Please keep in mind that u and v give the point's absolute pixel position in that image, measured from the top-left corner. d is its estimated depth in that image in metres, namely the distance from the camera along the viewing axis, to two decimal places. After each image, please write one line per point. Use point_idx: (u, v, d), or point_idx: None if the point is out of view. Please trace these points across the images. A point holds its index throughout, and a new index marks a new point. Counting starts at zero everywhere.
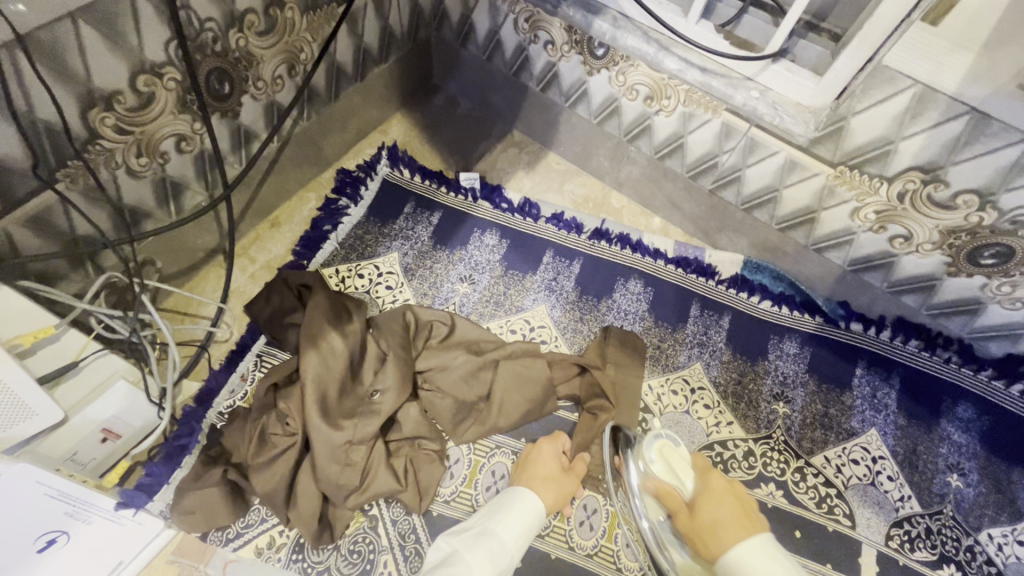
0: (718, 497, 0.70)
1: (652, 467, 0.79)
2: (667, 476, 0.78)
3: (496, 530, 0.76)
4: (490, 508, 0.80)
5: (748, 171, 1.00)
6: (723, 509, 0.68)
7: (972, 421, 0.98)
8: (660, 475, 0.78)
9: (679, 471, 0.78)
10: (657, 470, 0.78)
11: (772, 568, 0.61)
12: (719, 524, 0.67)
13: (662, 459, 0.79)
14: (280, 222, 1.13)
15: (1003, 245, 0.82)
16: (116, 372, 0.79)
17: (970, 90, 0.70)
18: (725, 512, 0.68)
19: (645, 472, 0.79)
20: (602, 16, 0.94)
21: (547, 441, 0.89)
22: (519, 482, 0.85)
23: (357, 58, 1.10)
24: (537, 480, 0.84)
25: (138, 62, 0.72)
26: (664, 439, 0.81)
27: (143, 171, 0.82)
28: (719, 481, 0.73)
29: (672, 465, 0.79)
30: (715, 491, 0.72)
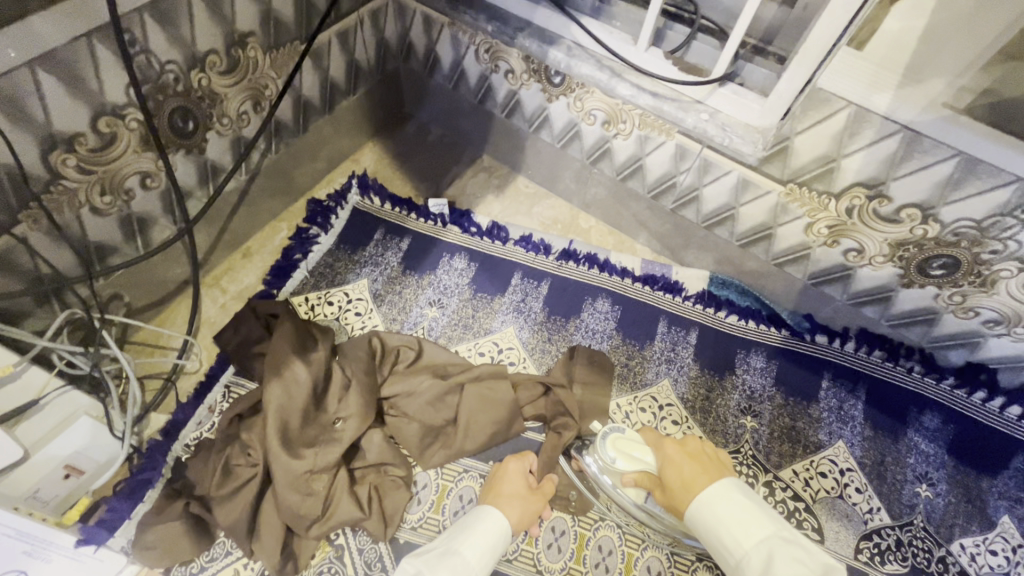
0: (676, 463, 0.76)
1: (616, 465, 0.82)
2: (635, 466, 0.82)
3: (458, 551, 0.75)
4: (454, 530, 0.79)
5: (705, 191, 1.03)
6: (684, 472, 0.75)
7: (939, 430, 0.99)
8: (625, 462, 0.82)
9: (639, 454, 0.82)
10: (624, 465, 0.82)
11: (733, 512, 0.69)
12: (687, 487, 0.73)
13: (619, 454, 0.83)
14: (251, 252, 1.14)
15: (950, 256, 0.85)
16: (80, 408, 0.80)
17: (901, 108, 0.73)
18: (687, 473, 0.75)
19: (611, 469, 0.83)
20: (558, 45, 0.98)
21: (513, 460, 0.90)
22: (486, 501, 0.85)
23: (324, 91, 1.13)
24: (503, 498, 0.84)
25: (99, 105, 0.75)
26: (613, 435, 0.84)
27: (107, 209, 0.84)
28: (671, 448, 0.78)
29: (630, 453, 0.82)
30: (671, 457, 0.77)
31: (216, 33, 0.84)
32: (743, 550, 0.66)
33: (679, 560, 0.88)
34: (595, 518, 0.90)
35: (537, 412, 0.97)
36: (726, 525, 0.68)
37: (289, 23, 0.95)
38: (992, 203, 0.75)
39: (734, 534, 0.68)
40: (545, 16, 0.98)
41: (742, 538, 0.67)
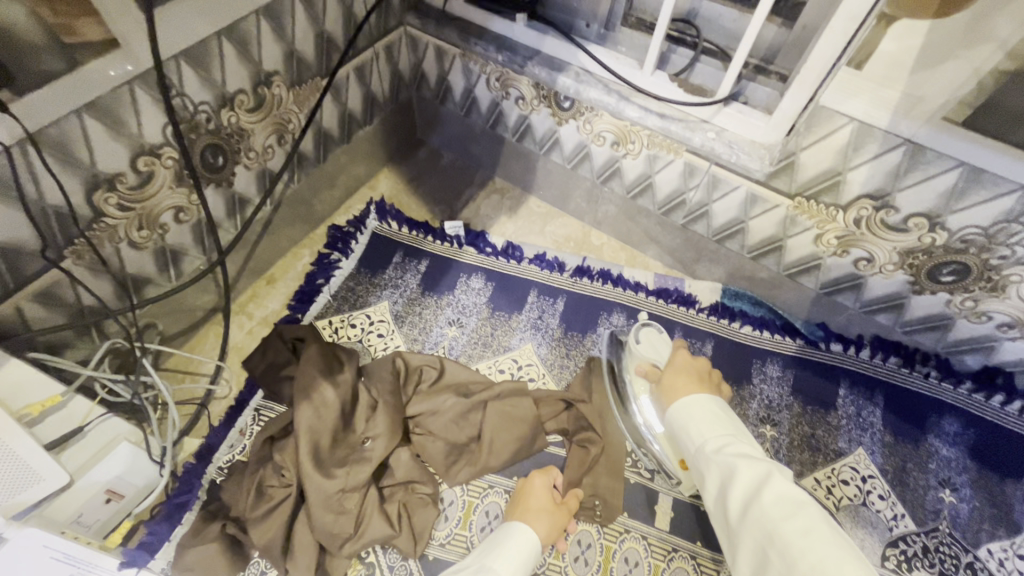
0: (678, 368, 0.82)
1: (638, 349, 0.92)
2: (648, 355, 0.91)
3: (494, 567, 0.76)
4: (486, 545, 0.81)
5: (715, 206, 1.05)
6: (679, 378, 0.80)
7: (959, 435, 1.00)
8: (644, 353, 0.91)
9: (660, 350, 0.91)
10: (641, 350, 0.92)
11: (707, 417, 0.74)
12: (680, 386, 0.79)
13: (646, 342, 0.92)
14: (275, 279, 1.18)
15: (960, 262, 0.86)
16: (120, 434, 0.84)
17: (902, 123, 0.75)
18: (681, 381, 0.80)
19: (633, 356, 0.94)
20: (566, 72, 1.02)
21: (538, 475, 0.91)
22: (514, 516, 0.86)
23: (343, 122, 1.18)
24: (530, 512, 0.86)
25: (138, 145, 0.79)
26: (648, 327, 0.94)
27: (143, 243, 0.88)
28: (680, 356, 0.84)
29: (654, 346, 0.92)
30: (676, 362, 0.83)
31: (244, 73, 0.89)
32: (702, 440, 0.72)
33: (705, 570, 0.89)
34: (620, 530, 0.91)
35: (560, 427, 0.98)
36: (695, 422, 0.73)
37: (310, 61, 1.00)
38: (997, 211, 0.77)
39: (698, 428, 0.73)
40: (553, 44, 1.03)
41: (706, 432, 0.72)
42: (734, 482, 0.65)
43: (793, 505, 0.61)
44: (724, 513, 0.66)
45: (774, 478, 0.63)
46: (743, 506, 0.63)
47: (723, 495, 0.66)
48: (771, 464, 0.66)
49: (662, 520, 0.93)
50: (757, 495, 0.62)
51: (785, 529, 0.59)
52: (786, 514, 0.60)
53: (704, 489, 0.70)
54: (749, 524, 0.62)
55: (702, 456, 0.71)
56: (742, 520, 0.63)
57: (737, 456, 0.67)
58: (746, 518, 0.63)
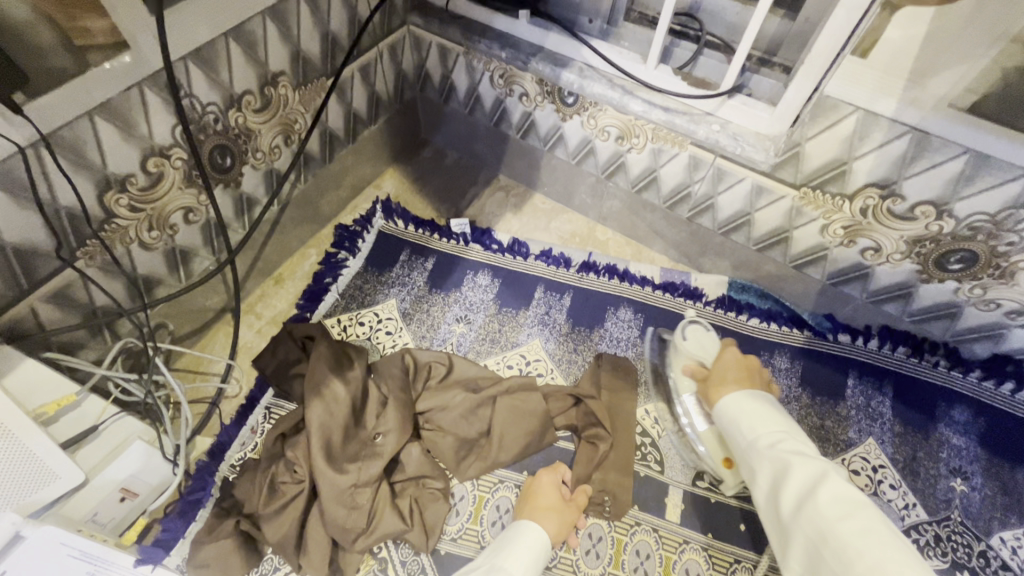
0: (728, 364, 0.88)
1: (685, 344, 0.99)
2: (698, 353, 0.97)
3: (505, 567, 0.77)
4: (496, 546, 0.82)
5: (720, 199, 1.06)
6: (728, 373, 0.87)
7: (969, 423, 1.00)
8: (693, 350, 0.98)
9: (707, 348, 0.97)
10: (688, 344, 0.98)
11: (756, 413, 0.78)
12: (727, 379, 0.86)
13: (693, 338, 0.99)
14: (283, 278, 1.19)
15: (967, 250, 0.86)
16: (133, 433, 0.83)
17: (908, 111, 0.75)
18: (727, 378, 0.86)
19: (679, 352, 1.01)
20: (569, 68, 1.03)
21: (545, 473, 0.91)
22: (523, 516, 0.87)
23: (348, 122, 1.19)
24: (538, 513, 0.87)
25: (148, 147, 0.80)
26: (693, 325, 1.01)
27: (154, 243, 0.89)
28: (729, 352, 0.90)
29: (701, 343, 0.98)
30: (724, 359, 0.90)
31: (251, 74, 0.90)
32: (755, 435, 0.76)
33: (716, 562, 0.89)
34: (631, 523, 0.92)
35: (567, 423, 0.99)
36: (745, 417, 0.78)
37: (315, 61, 1.01)
38: (1005, 197, 0.77)
39: (749, 423, 0.77)
40: (556, 40, 1.03)
41: (759, 427, 0.76)
42: (787, 479, 0.68)
43: (850, 506, 0.62)
44: (777, 509, 0.68)
45: (830, 477, 0.65)
46: (796, 503, 0.66)
47: (775, 490, 0.69)
48: (827, 464, 0.67)
49: (673, 513, 0.93)
50: (812, 493, 0.65)
51: (839, 527, 0.60)
52: (842, 513, 0.61)
53: (756, 484, 0.73)
54: (802, 521, 0.64)
55: (755, 451, 0.75)
56: (795, 516, 0.65)
57: (791, 453, 0.70)
58: (799, 514, 0.65)
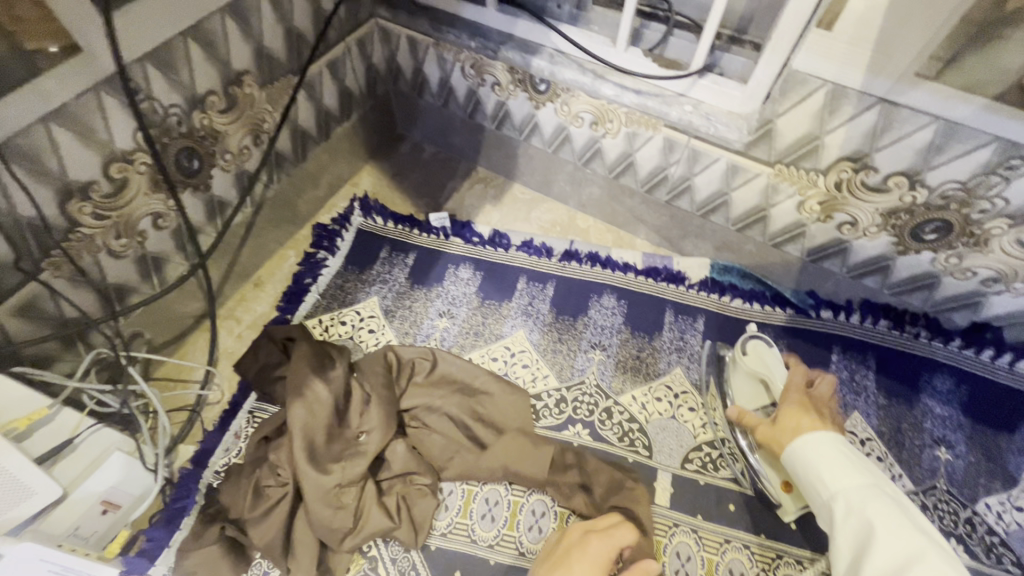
0: (792, 414, 0.82)
1: (746, 360, 0.97)
2: (761, 369, 0.96)
3: None
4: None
5: (696, 180, 1.05)
6: (795, 420, 0.80)
7: (952, 392, 1.00)
8: (753, 366, 0.96)
9: (770, 365, 0.96)
10: (749, 359, 0.97)
11: (847, 463, 0.73)
12: (799, 427, 0.79)
13: (755, 354, 0.97)
14: (262, 281, 1.18)
15: (941, 220, 0.86)
16: (113, 444, 0.83)
17: (875, 82, 0.75)
18: (804, 421, 0.80)
19: (738, 368, 0.99)
20: (540, 55, 1.02)
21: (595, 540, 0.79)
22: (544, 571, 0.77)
23: (319, 120, 1.17)
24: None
25: (109, 152, 0.78)
26: (756, 339, 0.99)
27: (123, 251, 0.88)
28: (791, 402, 0.84)
29: (764, 359, 0.97)
30: (793, 399, 0.85)
31: (213, 74, 0.88)
32: (837, 488, 0.71)
33: (707, 543, 0.89)
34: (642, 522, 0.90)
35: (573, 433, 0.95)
36: (834, 469, 0.73)
37: (280, 58, 0.99)
38: (974, 164, 0.77)
39: (831, 472, 0.73)
40: (525, 27, 1.02)
41: (842, 478, 0.72)
42: (878, 550, 0.63)
43: None
44: None
45: (931, 561, 0.60)
46: None
47: (858, 557, 0.65)
48: (927, 542, 0.62)
49: (662, 496, 0.93)
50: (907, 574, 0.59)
51: None
52: None
53: (835, 543, 0.68)
54: None
55: (846, 510, 0.69)
56: None
57: (882, 519, 0.65)
58: None
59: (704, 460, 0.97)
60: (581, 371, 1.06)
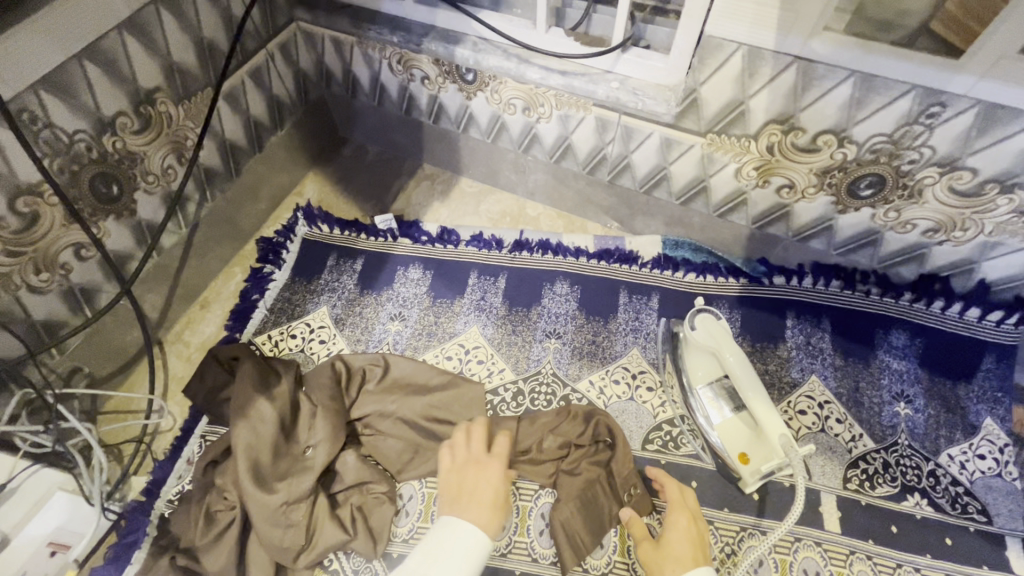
0: (673, 541, 0.76)
1: (695, 336, 0.90)
2: (713, 345, 0.89)
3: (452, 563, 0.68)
4: (425, 554, 0.69)
5: (634, 157, 1.04)
6: (675, 552, 0.75)
7: (908, 346, 1.00)
8: (704, 342, 0.90)
9: (722, 338, 0.89)
10: (697, 335, 0.90)
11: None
12: (674, 557, 0.74)
13: (704, 329, 0.90)
14: (208, 302, 1.15)
15: (875, 173, 0.85)
16: (54, 484, 0.83)
17: (788, 41, 0.74)
18: (682, 547, 0.75)
19: (689, 342, 0.93)
20: (463, 44, 0.99)
21: (492, 465, 0.82)
22: (455, 511, 0.74)
23: (249, 132, 1.14)
24: (482, 506, 0.75)
25: (14, 187, 0.75)
26: (705, 314, 0.92)
27: (46, 286, 0.85)
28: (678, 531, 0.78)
29: (714, 333, 0.89)
30: (678, 526, 0.78)
31: (120, 95, 0.85)
32: None
33: None
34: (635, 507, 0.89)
35: (541, 428, 0.93)
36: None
37: (195, 72, 0.96)
38: (898, 115, 0.76)
39: None
40: (445, 17, 0.99)
41: None
42: None
43: None
44: None
45: None
46: None
47: None
48: None
49: None
50: None
51: None
52: None
53: None
54: None
55: None
56: None
57: None
58: None
59: (664, 439, 0.96)
60: (537, 361, 1.05)
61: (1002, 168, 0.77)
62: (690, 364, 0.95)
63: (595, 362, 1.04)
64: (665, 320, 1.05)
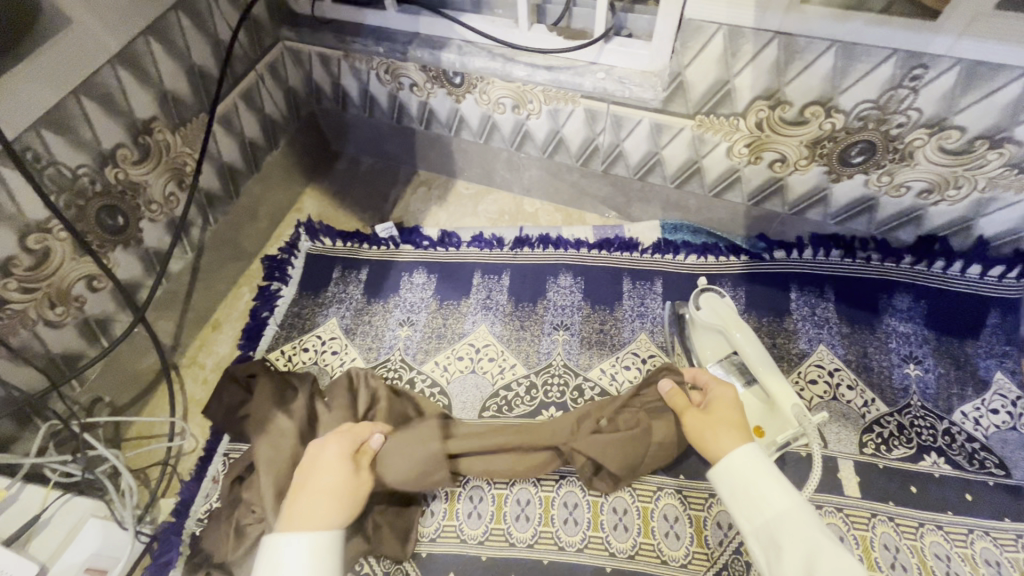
0: (721, 408, 0.77)
1: (700, 315, 0.92)
2: (718, 322, 0.90)
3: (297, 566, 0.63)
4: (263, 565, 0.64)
5: (626, 145, 1.05)
6: (725, 418, 0.75)
7: (913, 308, 1.00)
8: (710, 321, 0.91)
9: (727, 314, 0.90)
10: (702, 315, 0.92)
11: (761, 483, 0.66)
12: (724, 422, 0.74)
13: (708, 307, 0.92)
14: (220, 323, 1.17)
15: (865, 140, 0.87)
16: (86, 512, 0.84)
17: (767, 18, 0.75)
18: (732, 418, 0.75)
19: (696, 322, 0.95)
20: (448, 48, 1.00)
21: (332, 444, 0.78)
22: (288, 511, 0.68)
23: (245, 152, 1.16)
24: (319, 497, 0.70)
25: (24, 226, 0.77)
26: (709, 291, 0.94)
27: (61, 320, 0.87)
28: (726, 398, 0.78)
29: (718, 310, 0.91)
30: (725, 399, 0.78)
31: (118, 126, 0.86)
32: (755, 485, 0.66)
33: (692, 501, 0.89)
34: (653, 488, 0.90)
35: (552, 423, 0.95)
36: (762, 483, 0.66)
37: (188, 98, 0.97)
38: (881, 80, 0.77)
39: (755, 484, 0.66)
40: (428, 24, 1.00)
41: (756, 476, 0.66)
42: (784, 533, 0.62)
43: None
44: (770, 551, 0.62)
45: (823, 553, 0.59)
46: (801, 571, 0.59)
47: (769, 540, 0.62)
48: (816, 528, 0.61)
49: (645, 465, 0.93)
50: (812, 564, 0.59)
51: None
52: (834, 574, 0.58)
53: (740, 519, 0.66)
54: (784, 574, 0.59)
55: (757, 512, 0.64)
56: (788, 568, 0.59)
57: (773, 522, 0.63)
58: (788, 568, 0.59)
59: None
60: (547, 354, 1.06)
61: (990, 123, 0.78)
62: (699, 345, 0.96)
63: (605, 351, 1.05)
64: (671, 303, 1.06)
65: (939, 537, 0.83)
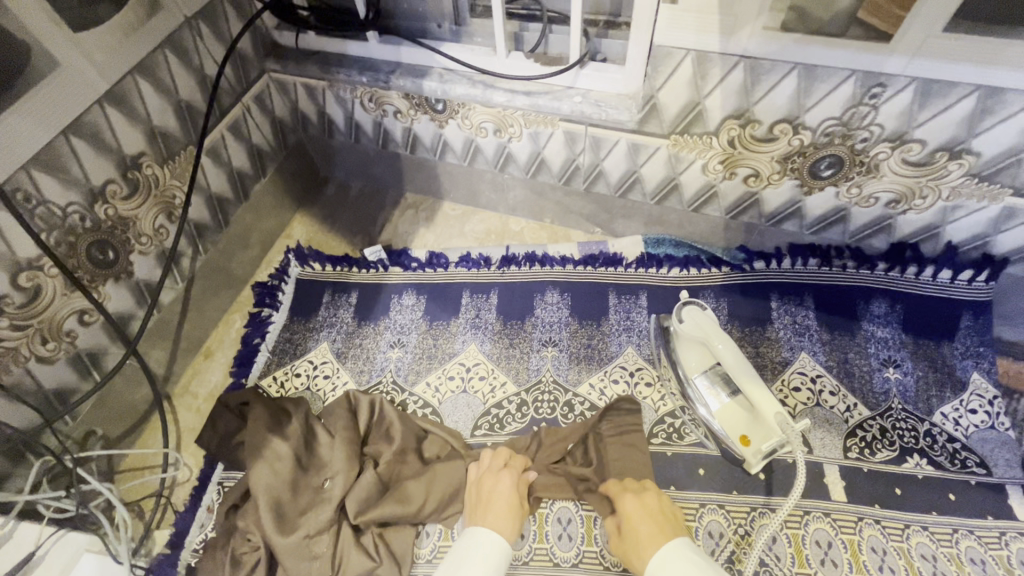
0: (635, 519, 0.81)
1: (683, 327, 0.93)
2: (700, 335, 0.92)
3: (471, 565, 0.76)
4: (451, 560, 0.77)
5: (605, 164, 1.08)
6: (641, 532, 0.79)
7: (889, 313, 1.04)
8: (692, 333, 0.92)
9: (709, 326, 0.91)
10: (685, 328, 0.93)
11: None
12: (643, 539, 0.78)
13: (691, 320, 0.93)
14: (212, 351, 1.18)
15: (832, 154, 0.90)
16: (81, 547, 0.86)
17: (731, 43, 0.79)
18: (645, 528, 0.80)
19: (679, 335, 0.96)
20: (430, 76, 1.03)
21: (505, 474, 0.88)
22: (481, 519, 0.83)
23: (233, 182, 1.18)
24: (502, 520, 0.82)
25: (15, 265, 0.78)
26: (691, 303, 0.95)
27: (53, 355, 0.88)
28: (632, 503, 0.83)
29: (700, 322, 0.92)
30: (634, 508, 0.83)
31: (107, 163, 0.88)
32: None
33: (684, 511, 0.90)
34: None
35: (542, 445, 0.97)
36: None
37: (177, 133, 0.99)
38: (843, 98, 0.81)
39: None
40: (409, 53, 1.03)
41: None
42: None
43: None
44: None
45: None
46: None
47: None
48: None
49: None
50: None
51: None
52: None
53: None
54: None
55: None
56: None
57: None
58: None
59: (668, 432, 0.98)
60: (537, 371, 1.08)
61: (948, 136, 0.82)
62: (683, 356, 0.98)
63: (593, 365, 1.07)
64: (656, 316, 1.08)
65: (925, 538, 0.85)
